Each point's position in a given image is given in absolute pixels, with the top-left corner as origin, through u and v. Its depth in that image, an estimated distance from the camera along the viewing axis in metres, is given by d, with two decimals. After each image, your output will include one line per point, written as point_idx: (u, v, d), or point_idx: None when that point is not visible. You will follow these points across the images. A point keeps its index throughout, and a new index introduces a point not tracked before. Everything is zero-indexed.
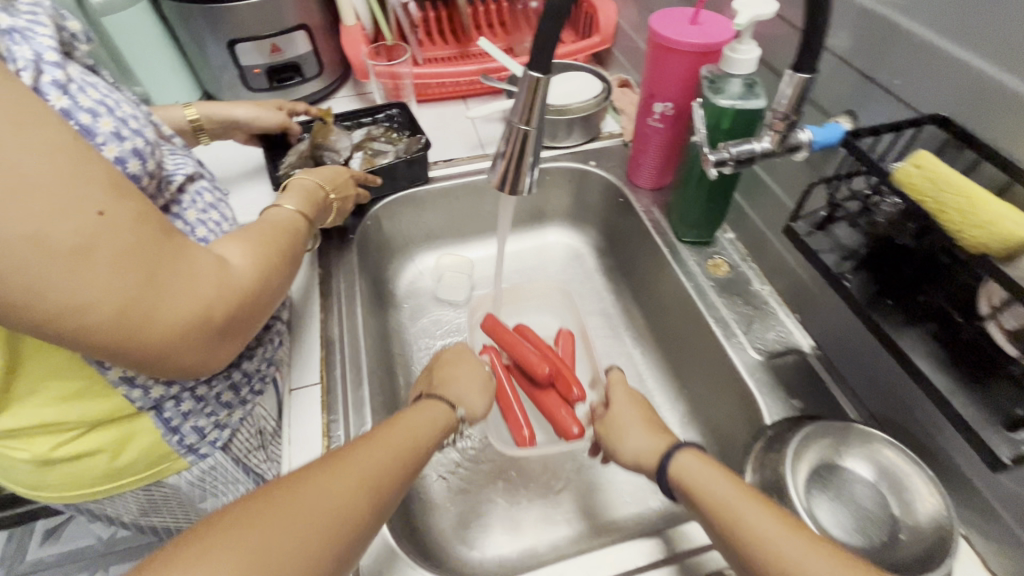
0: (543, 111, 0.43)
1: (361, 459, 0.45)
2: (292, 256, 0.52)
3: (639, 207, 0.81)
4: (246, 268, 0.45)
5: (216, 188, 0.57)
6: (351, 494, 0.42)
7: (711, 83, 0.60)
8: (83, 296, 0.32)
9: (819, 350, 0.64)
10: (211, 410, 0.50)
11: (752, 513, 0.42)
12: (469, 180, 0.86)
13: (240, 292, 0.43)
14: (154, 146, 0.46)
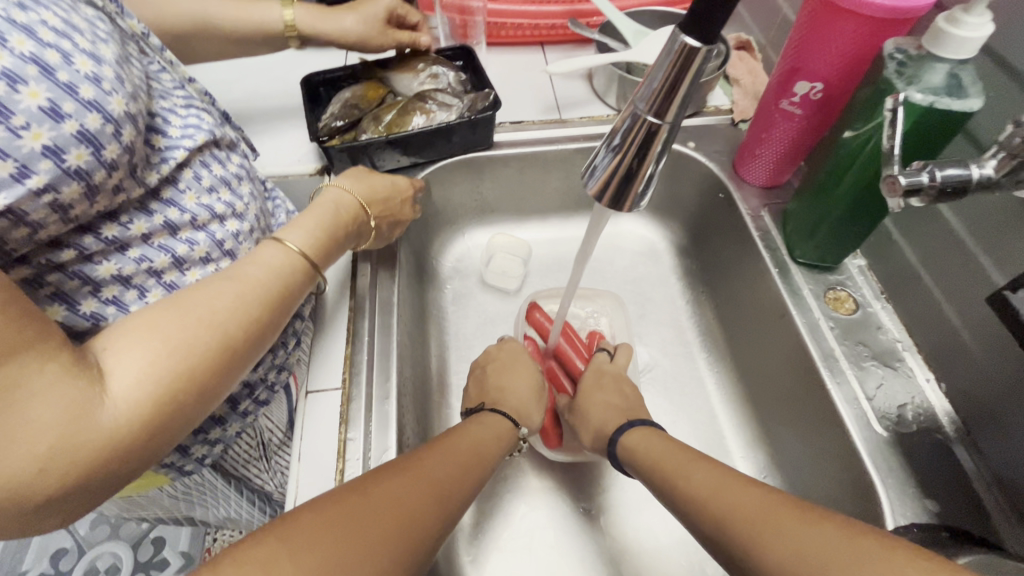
0: (689, 102, 0.29)
1: (417, 472, 0.40)
2: (261, 333, 0.38)
3: (745, 208, 0.65)
4: (134, 403, 0.30)
5: (227, 163, 0.46)
6: (408, 510, 0.36)
7: (899, 67, 0.43)
8: None
9: (966, 434, 0.49)
10: (201, 426, 0.45)
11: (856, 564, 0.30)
12: (539, 149, 0.72)
13: (104, 443, 0.29)
14: (117, 125, 0.34)
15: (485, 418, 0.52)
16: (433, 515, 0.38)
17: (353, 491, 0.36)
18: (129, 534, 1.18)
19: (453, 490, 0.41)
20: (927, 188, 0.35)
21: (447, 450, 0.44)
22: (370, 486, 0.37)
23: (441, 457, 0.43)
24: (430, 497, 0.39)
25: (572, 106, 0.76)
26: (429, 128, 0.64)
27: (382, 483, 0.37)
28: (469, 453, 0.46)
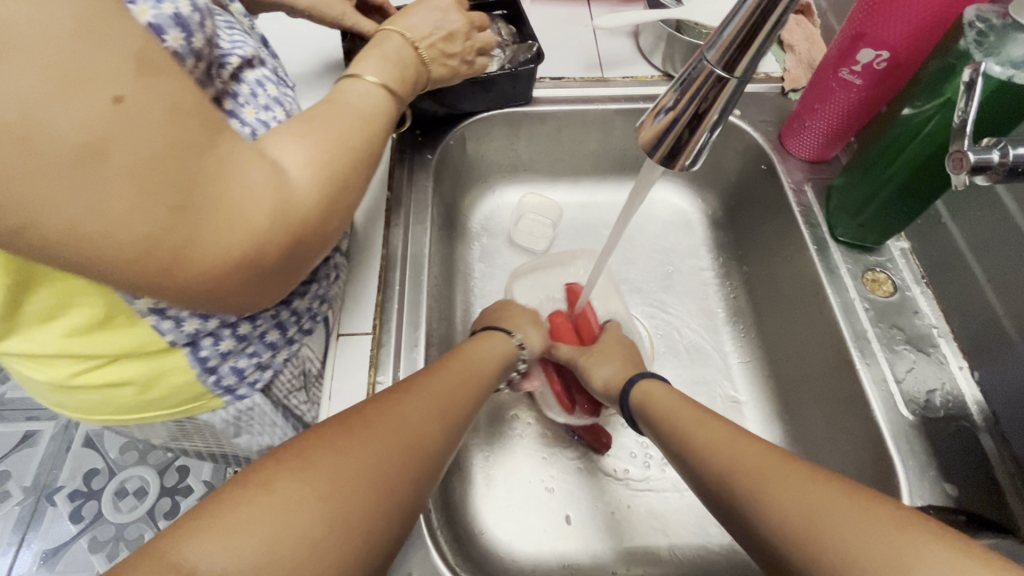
0: (764, 50, 0.29)
1: (424, 391, 0.42)
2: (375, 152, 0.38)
3: (788, 181, 0.63)
4: (307, 186, 0.32)
5: (278, 80, 0.46)
6: (420, 425, 0.39)
7: (979, 37, 0.41)
8: (100, 221, 0.24)
9: (996, 424, 0.48)
10: (252, 350, 0.44)
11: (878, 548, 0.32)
12: (578, 108, 0.70)
13: (291, 227, 0.31)
14: (204, 15, 0.35)
15: (488, 341, 0.55)
16: (444, 431, 0.41)
17: (363, 407, 0.38)
18: (156, 462, 1.24)
19: (459, 407, 0.44)
20: (996, 166, 0.34)
21: (453, 372, 0.46)
22: (381, 403, 0.39)
23: (447, 376, 0.45)
24: (440, 413, 0.42)
25: (615, 65, 0.73)
26: (469, 79, 0.63)
27: (393, 401, 0.40)
28: (472, 372, 0.48)
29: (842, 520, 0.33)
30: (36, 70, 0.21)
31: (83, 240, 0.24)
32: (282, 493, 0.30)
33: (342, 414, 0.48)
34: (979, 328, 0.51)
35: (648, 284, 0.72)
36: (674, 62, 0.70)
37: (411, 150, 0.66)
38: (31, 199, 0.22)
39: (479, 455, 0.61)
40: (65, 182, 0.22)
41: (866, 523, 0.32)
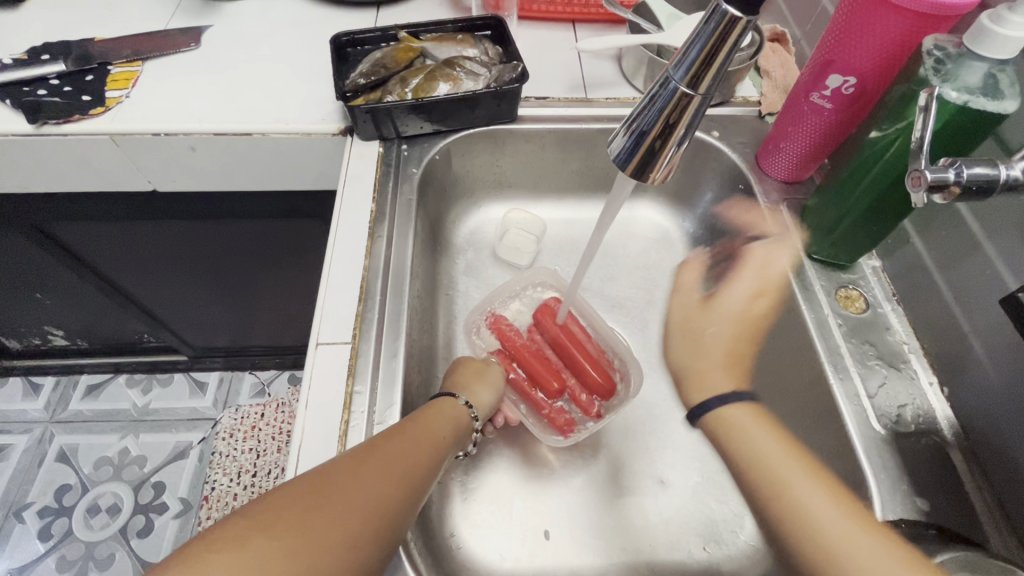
0: (722, 72, 0.31)
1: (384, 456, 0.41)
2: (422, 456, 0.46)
3: (764, 200, 0.65)
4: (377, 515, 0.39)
5: None
6: (381, 496, 0.39)
7: (937, 64, 0.43)
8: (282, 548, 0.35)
9: (965, 440, 0.49)
10: None
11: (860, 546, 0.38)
12: (562, 126, 0.72)
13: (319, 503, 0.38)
14: None
15: (445, 402, 0.53)
16: (404, 499, 0.40)
17: (328, 475, 0.38)
18: (131, 477, 1.27)
19: (417, 467, 0.43)
20: (952, 185, 0.35)
21: (411, 433, 0.45)
22: (333, 472, 0.38)
23: (409, 438, 0.44)
24: (399, 478, 0.41)
25: (599, 86, 0.75)
26: (456, 96, 0.64)
27: (356, 468, 0.39)
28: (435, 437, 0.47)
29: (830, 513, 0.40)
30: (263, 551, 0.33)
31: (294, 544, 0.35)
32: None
33: (318, 422, 0.48)
34: (946, 344, 0.52)
35: (629, 299, 0.73)
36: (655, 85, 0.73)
37: (398, 165, 0.67)
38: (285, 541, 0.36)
39: (458, 468, 0.60)
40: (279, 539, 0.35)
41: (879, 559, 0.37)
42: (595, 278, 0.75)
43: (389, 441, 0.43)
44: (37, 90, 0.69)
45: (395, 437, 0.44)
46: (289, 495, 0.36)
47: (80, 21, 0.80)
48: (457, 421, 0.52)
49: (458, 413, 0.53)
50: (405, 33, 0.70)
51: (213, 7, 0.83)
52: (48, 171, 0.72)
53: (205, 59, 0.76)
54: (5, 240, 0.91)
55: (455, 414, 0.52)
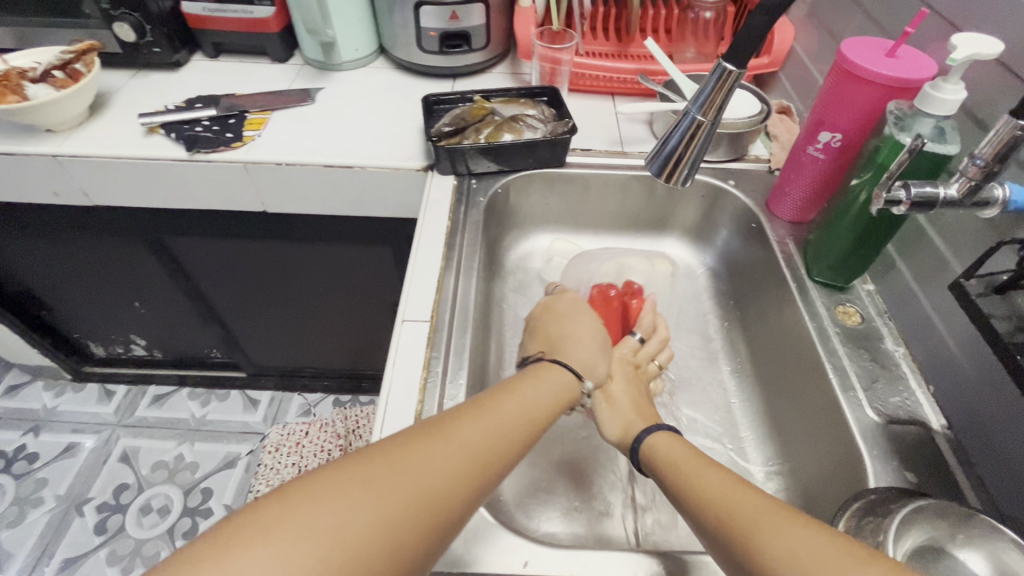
0: (724, 110, 0.44)
1: (459, 437, 0.44)
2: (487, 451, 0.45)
3: (773, 235, 0.77)
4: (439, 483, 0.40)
5: None
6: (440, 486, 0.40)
7: (897, 120, 0.57)
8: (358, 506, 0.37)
9: (949, 430, 0.57)
10: None
11: (742, 500, 0.43)
12: (602, 171, 0.87)
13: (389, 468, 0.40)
14: None
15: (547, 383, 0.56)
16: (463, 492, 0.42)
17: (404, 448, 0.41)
18: (183, 481, 1.36)
19: (492, 456, 0.45)
20: (904, 201, 0.47)
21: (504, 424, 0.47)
22: (417, 446, 0.41)
23: (488, 420, 0.47)
24: (470, 461, 0.43)
25: (633, 143, 0.91)
26: (520, 142, 0.80)
27: (426, 445, 0.42)
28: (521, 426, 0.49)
29: (736, 493, 0.44)
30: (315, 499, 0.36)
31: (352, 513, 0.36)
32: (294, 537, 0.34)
33: (403, 377, 0.59)
34: (933, 351, 0.61)
35: None
36: None
37: (468, 194, 0.82)
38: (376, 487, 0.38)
39: None
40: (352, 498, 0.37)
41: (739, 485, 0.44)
42: None
43: (469, 419, 0.46)
44: (194, 128, 0.88)
45: (477, 417, 0.47)
46: (358, 457, 0.40)
47: (225, 83, 1.02)
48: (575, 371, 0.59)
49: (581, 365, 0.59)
50: (480, 96, 0.89)
51: (326, 75, 1.05)
52: (188, 190, 0.91)
53: (319, 112, 0.96)
54: (130, 251, 1.09)
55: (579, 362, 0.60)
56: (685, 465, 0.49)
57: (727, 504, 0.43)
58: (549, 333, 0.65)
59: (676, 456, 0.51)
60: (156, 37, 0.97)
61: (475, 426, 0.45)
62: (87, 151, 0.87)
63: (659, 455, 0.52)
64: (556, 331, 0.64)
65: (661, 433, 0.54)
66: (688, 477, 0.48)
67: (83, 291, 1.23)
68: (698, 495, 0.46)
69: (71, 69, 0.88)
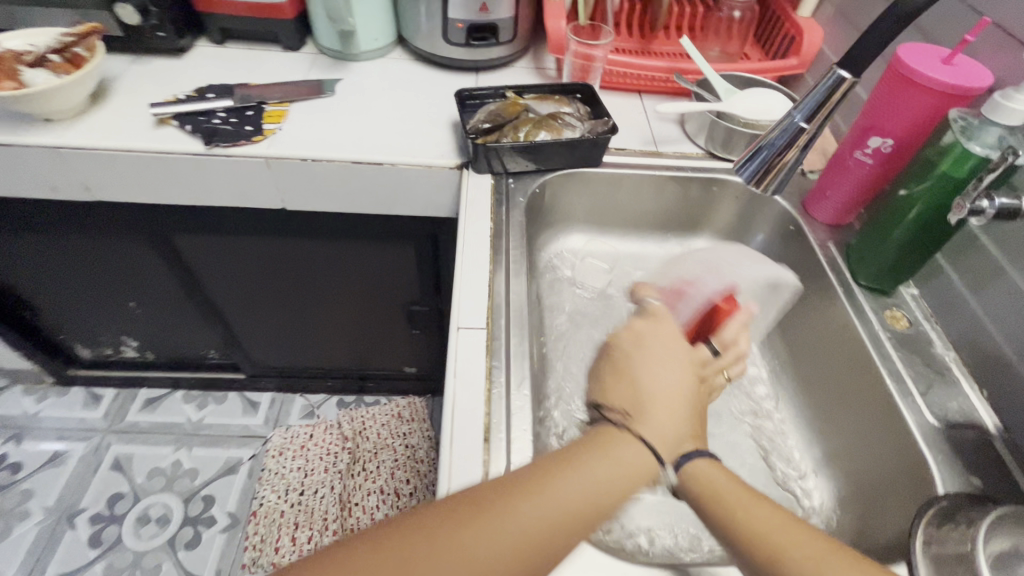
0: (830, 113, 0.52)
1: (516, 516, 0.42)
2: (541, 531, 0.42)
3: (814, 238, 0.78)
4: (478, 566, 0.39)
5: None
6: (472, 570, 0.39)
7: (962, 127, 0.58)
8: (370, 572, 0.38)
9: (1004, 433, 0.59)
10: None
11: (832, 572, 0.40)
12: (639, 171, 0.86)
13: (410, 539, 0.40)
14: None
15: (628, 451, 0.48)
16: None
17: (453, 522, 0.41)
18: (182, 489, 1.30)
19: (550, 537, 0.43)
20: (987, 211, 0.49)
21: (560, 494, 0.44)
22: (465, 524, 0.41)
23: (532, 536, 0.42)
24: (517, 557, 0.41)
25: (667, 142, 0.91)
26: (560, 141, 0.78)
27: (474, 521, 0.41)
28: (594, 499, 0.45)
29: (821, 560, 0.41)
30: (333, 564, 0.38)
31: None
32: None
33: (467, 388, 0.57)
34: (983, 355, 0.62)
35: None
36: (715, 143, 0.88)
37: (507, 195, 0.80)
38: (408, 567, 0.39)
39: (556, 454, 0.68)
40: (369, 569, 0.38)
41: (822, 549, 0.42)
42: None
43: (511, 539, 0.41)
44: (211, 118, 0.82)
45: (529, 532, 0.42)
46: (400, 527, 0.41)
47: (235, 71, 0.97)
48: (645, 454, 0.48)
49: (659, 444, 0.49)
50: (513, 93, 0.86)
51: (345, 65, 1.00)
52: (203, 186, 0.85)
53: (340, 104, 0.92)
54: (129, 249, 1.02)
55: (658, 438, 0.49)
56: (738, 503, 0.46)
57: (801, 566, 0.41)
58: (637, 365, 0.55)
59: (724, 493, 0.47)
60: (162, 20, 0.91)
61: (536, 504, 0.43)
62: (92, 143, 0.80)
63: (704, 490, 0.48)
64: (648, 368, 0.54)
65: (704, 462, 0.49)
66: (744, 526, 0.45)
67: (72, 290, 1.15)
68: (764, 550, 0.43)
69: (71, 54, 0.81)
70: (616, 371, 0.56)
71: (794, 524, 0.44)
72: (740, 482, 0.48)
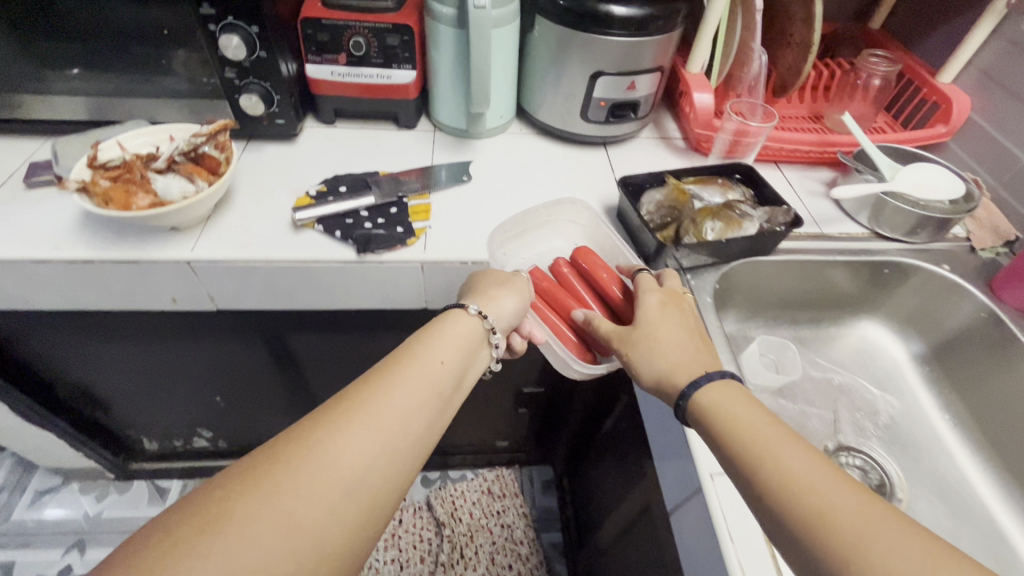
0: None
1: (382, 411, 0.48)
2: (400, 425, 0.48)
3: (1017, 328, 0.74)
4: (367, 467, 0.44)
5: None
6: (362, 473, 0.44)
7: None
8: (361, 467, 0.44)
9: None
10: None
11: (841, 499, 0.43)
12: (812, 258, 0.81)
13: (354, 467, 0.44)
14: None
15: (456, 316, 0.62)
16: (377, 481, 0.45)
17: (328, 417, 0.46)
18: None
19: (412, 433, 0.48)
20: None
21: (408, 388, 0.50)
22: (323, 420, 0.46)
23: (391, 391, 0.49)
24: (391, 454, 0.46)
25: (829, 221, 0.85)
26: (748, 238, 0.74)
27: (322, 413, 0.46)
28: (425, 376, 0.53)
29: (830, 492, 0.43)
30: (333, 481, 0.42)
31: (353, 499, 0.43)
32: (301, 501, 0.40)
33: (751, 553, 0.52)
34: None
35: (874, 415, 0.82)
36: (880, 223, 0.83)
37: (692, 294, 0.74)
38: (327, 479, 0.42)
39: None
40: (333, 482, 0.42)
41: (830, 477, 0.44)
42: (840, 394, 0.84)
43: (367, 387, 0.49)
44: (361, 223, 0.76)
45: (373, 388, 0.49)
46: (300, 432, 0.45)
47: (356, 156, 0.90)
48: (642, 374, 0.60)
49: (661, 377, 0.58)
50: (672, 177, 0.81)
51: (467, 144, 0.94)
52: (344, 292, 0.77)
53: (480, 191, 0.85)
54: (236, 350, 0.94)
55: (656, 375, 0.58)
56: (761, 433, 0.49)
57: (814, 493, 0.43)
58: (644, 323, 0.62)
59: (752, 430, 0.49)
60: (283, 107, 0.84)
61: (386, 396, 0.49)
62: (228, 254, 0.72)
63: (717, 414, 0.52)
64: (650, 326, 0.62)
65: (715, 389, 0.54)
66: (767, 461, 0.47)
67: (154, 389, 1.05)
68: (772, 474, 0.46)
69: (200, 153, 0.73)
70: (622, 334, 0.64)
71: (824, 464, 0.46)
72: (776, 419, 0.51)
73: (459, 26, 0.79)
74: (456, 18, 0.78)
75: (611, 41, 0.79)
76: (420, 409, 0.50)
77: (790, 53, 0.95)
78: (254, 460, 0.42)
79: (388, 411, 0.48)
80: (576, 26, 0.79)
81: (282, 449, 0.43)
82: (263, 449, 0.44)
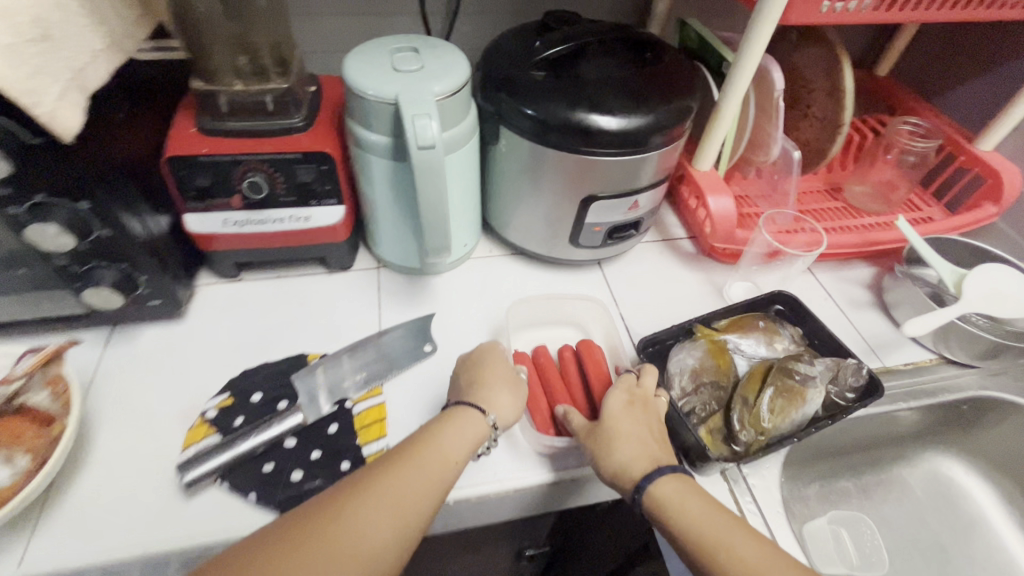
0: None
1: (393, 491, 0.43)
2: (410, 511, 0.42)
3: None
4: (372, 557, 0.39)
5: None
6: (365, 561, 0.39)
7: None
8: (365, 559, 0.39)
9: None
10: None
11: None
12: (881, 408, 0.64)
13: (355, 557, 0.39)
14: None
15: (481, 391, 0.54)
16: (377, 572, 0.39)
17: (334, 498, 0.42)
18: None
19: (424, 517, 0.43)
20: None
21: (418, 465, 0.45)
22: (329, 501, 0.41)
23: (405, 474, 0.44)
24: (400, 543, 0.41)
25: (887, 348, 0.69)
26: (821, 422, 0.56)
27: (330, 496, 0.42)
28: (439, 458, 0.46)
29: None
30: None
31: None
32: None
33: None
34: None
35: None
36: (953, 347, 0.67)
37: (755, 500, 0.55)
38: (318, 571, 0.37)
39: None
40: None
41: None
42: (923, 562, 0.67)
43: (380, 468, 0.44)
44: (288, 469, 0.52)
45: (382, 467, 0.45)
46: (297, 517, 0.40)
47: (272, 328, 0.65)
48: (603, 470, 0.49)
49: (617, 471, 0.49)
50: (701, 327, 0.62)
51: (423, 285, 0.71)
52: None
53: (449, 364, 0.63)
54: None
55: (612, 471, 0.49)
56: (725, 534, 0.43)
57: None
58: (610, 418, 0.52)
59: (704, 526, 0.44)
60: (155, 286, 0.59)
61: (400, 479, 0.44)
62: (80, 557, 0.47)
63: (666, 508, 0.45)
64: (614, 424, 0.51)
65: (666, 480, 0.46)
66: (731, 564, 0.41)
67: None
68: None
69: (20, 404, 0.48)
70: (590, 430, 0.52)
71: (783, 561, 0.42)
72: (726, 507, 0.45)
73: (398, 157, 0.57)
74: (392, 149, 0.56)
75: (605, 158, 0.59)
76: (430, 495, 0.44)
77: (808, 128, 0.78)
78: (246, 556, 0.38)
79: (399, 488, 0.43)
80: (557, 143, 0.59)
81: (283, 533, 0.39)
82: (255, 537, 0.39)
